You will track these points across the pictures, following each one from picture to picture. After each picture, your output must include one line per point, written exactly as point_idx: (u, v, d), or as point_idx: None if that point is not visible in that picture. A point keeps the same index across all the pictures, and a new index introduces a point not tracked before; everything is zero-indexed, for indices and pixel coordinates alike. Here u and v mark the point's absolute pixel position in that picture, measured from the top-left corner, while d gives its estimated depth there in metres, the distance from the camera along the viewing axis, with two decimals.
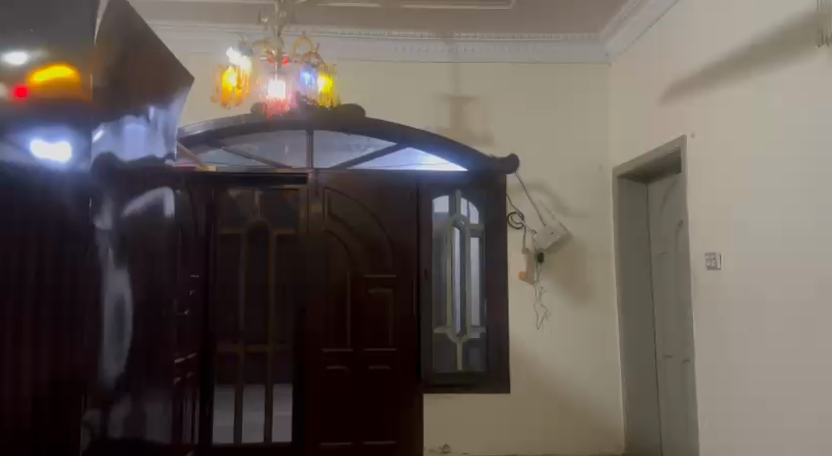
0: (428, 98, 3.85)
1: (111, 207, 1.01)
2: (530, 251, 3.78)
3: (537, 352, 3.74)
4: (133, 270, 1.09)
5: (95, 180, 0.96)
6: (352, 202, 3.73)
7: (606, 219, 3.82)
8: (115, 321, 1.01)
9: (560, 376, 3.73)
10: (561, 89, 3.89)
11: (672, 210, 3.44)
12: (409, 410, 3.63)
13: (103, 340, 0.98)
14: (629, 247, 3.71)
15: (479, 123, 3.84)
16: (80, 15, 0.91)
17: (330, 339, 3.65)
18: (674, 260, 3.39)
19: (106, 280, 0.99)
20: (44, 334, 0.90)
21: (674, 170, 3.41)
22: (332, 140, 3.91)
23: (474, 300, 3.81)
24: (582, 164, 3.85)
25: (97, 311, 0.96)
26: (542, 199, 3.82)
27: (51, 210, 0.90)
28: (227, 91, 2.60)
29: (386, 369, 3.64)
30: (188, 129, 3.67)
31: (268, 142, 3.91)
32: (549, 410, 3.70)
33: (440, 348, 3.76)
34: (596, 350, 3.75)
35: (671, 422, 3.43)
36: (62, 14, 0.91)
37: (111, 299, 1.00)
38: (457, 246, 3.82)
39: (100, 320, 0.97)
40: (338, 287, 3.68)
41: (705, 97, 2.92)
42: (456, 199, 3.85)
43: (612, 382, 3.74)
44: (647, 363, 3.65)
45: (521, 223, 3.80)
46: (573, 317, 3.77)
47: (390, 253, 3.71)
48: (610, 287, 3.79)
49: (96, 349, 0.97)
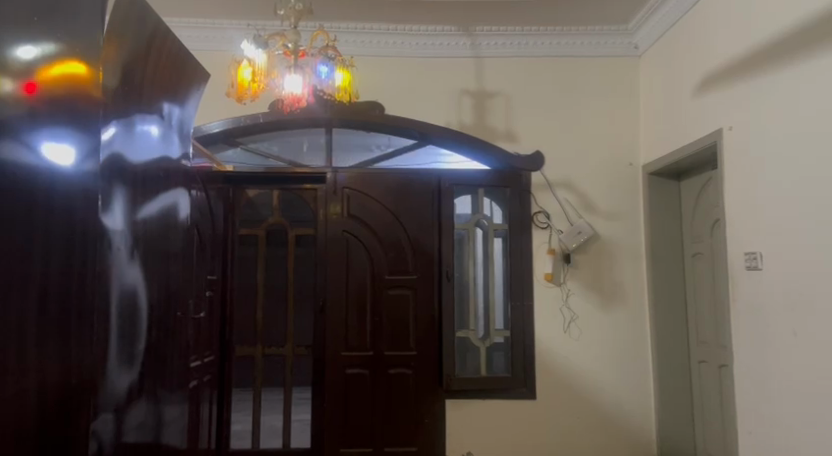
0: (449, 94, 3.74)
1: (121, 204, 1.61)
2: (556, 251, 3.63)
3: (564, 356, 3.60)
4: (136, 264, 1.69)
5: (98, 177, 1.46)
6: (373, 201, 3.65)
7: (636, 218, 3.67)
8: (119, 335, 1.57)
9: (588, 381, 3.59)
10: (587, 84, 3.76)
11: (707, 207, 3.29)
12: (432, 415, 3.53)
13: (110, 356, 1.54)
14: (660, 247, 3.56)
15: (502, 119, 3.72)
16: (93, 17, 1.45)
17: (350, 342, 3.56)
18: (708, 261, 3.25)
19: (122, 269, 1.62)
20: (51, 343, 1.42)
21: (709, 165, 3.26)
22: (352, 138, 3.82)
23: (498, 303, 3.65)
24: (610, 161, 3.71)
25: (117, 317, 1.58)
26: (568, 198, 3.68)
27: (62, 204, 1.42)
28: (243, 86, 2.55)
29: (407, 372, 3.55)
30: (205, 127, 3.58)
31: (286, 141, 3.81)
32: (577, 416, 3.56)
33: (462, 351, 3.59)
34: (626, 355, 3.60)
35: (707, 429, 3.28)
36: (80, 17, 1.44)
37: (117, 296, 1.58)
38: (479, 246, 3.68)
39: (113, 328, 1.56)
40: (358, 288, 3.59)
41: (740, 89, 2.77)
42: (478, 198, 3.68)
43: (643, 388, 3.59)
44: (680, 368, 3.50)
45: (547, 223, 3.67)
46: (601, 320, 3.62)
47: (410, 254, 3.63)
48: (641, 289, 3.64)
49: (114, 351, 1.55)
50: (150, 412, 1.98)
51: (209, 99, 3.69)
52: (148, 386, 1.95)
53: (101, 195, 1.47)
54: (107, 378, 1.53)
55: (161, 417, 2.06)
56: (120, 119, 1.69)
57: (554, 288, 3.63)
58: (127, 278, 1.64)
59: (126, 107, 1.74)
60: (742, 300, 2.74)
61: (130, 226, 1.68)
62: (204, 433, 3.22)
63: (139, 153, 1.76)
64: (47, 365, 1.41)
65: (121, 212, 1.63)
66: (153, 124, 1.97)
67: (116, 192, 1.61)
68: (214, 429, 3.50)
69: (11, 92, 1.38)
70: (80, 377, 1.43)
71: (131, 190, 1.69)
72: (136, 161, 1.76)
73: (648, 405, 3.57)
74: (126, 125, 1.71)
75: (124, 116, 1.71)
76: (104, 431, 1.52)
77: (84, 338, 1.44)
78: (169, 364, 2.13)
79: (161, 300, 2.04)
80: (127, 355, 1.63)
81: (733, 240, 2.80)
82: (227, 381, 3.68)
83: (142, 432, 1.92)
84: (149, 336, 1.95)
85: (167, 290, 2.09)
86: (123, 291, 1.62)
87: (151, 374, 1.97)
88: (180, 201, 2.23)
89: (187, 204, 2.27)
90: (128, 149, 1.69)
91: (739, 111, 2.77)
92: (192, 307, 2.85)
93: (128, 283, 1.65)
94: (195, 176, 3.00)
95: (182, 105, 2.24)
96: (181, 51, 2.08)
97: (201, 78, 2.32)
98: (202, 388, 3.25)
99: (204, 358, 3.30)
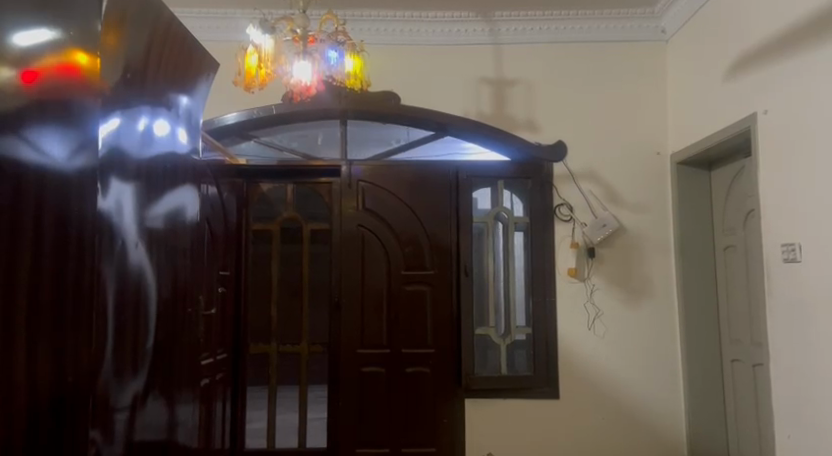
0: (468, 82, 3.61)
1: (115, 184, 1.59)
2: (580, 245, 3.49)
3: (589, 355, 3.45)
4: (113, 272, 1.60)
5: (86, 170, 1.41)
6: (390, 195, 3.54)
7: (664, 210, 3.51)
8: (114, 331, 1.60)
9: (614, 380, 3.43)
10: (612, 70, 3.60)
11: (741, 197, 3.11)
12: (451, 416, 3.41)
13: (107, 362, 1.56)
14: (690, 241, 3.39)
15: (523, 108, 3.58)
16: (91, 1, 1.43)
17: (366, 339, 3.46)
18: (742, 254, 3.07)
19: (128, 253, 1.67)
20: (42, 346, 1.35)
21: (742, 153, 3.08)
22: (368, 131, 3.72)
23: (519, 300, 3.52)
24: (637, 150, 3.54)
25: (114, 317, 1.60)
26: (593, 189, 3.53)
27: (53, 191, 1.37)
28: (250, 74, 2.46)
29: (425, 370, 3.44)
30: (219, 120, 3.50)
31: (301, 134, 3.72)
32: (603, 415, 3.41)
33: (483, 350, 3.48)
34: (654, 353, 3.44)
35: (741, 430, 3.12)
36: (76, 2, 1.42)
37: (111, 288, 1.58)
38: (499, 240, 3.55)
39: (111, 323, 1.58)
40: (374, 285, 3.49)
41: (775, 69, 2.60)
42: (498, 191, 3.57)
43: (672, 388, 3.42)
44: (711, 366, 3.33)
45: (570, 215, 3.52)
46: (627, 316, 3.46)
47: (428, 251, 3.51)
48: (670, 284, 3.47)
49: (127, 349, 1.67)
50: (160, 413, 1.89)
51: (221, 91, 3.62)
52: (156, 385, 1.86)
53: (96, 181, 1.43)
54: (100, 383, 1.53)
55: (174, 416, 2.01)
56: (114, 109, 1.58)
57: (578, 283, 3.48)
58: (131, 268, 1.69)
59: (118, 99, 1.61)
60: (779, 295, 2.57)
61: (109, 220, 1.56)
62: (218, 432, 3.14)
63: (125, 138, 1.65)
64: (38, 364, 1.34)
65: (132, 211, 1.70)
66: (158, 120, 1.89)
67: (124, 189, 1.65)
68: (229, 428, 3.43)
69: (11, 80, 1.32)
70: (76, 377, 1.38)
71: (138, 186, 1.74)
72: (126, 147, 1.66)
73: (678, 405, 3.41)
74: (122, 121, 1.63)
75: (120, 105, 1.61)
76: (117, 428, 1.61)
77: (80, 339, 1.39)
78: (178, 365, 2.03)
79: (169, 297, 1.95)
80: (131, 363, 1.69)
81: (769, 231, 2.63)
82: (241, 380, 3.59)
83: (151, 431, 1.83)
84: (156, 334, 1.86)
85: (174, 287, 1.99)
86: (127, 286, 1.67)
87: (160, 374, 1.89)
88: (186, 201, 2.13)
89: (194, 203, 2.19)
90: (126, 140, 1.65)
91: (775, 92, 2.59)
92: (203, 303, 2.76)
93: (108, 285, 1.56)
94: (206, 170, 2.92)
95: (189, 96, 2.14)
96: (188, 39, 2.00)
97: (209, 69, 2.22)
98: (215, 386, 3.17)
99: (216, 356, 3.22)
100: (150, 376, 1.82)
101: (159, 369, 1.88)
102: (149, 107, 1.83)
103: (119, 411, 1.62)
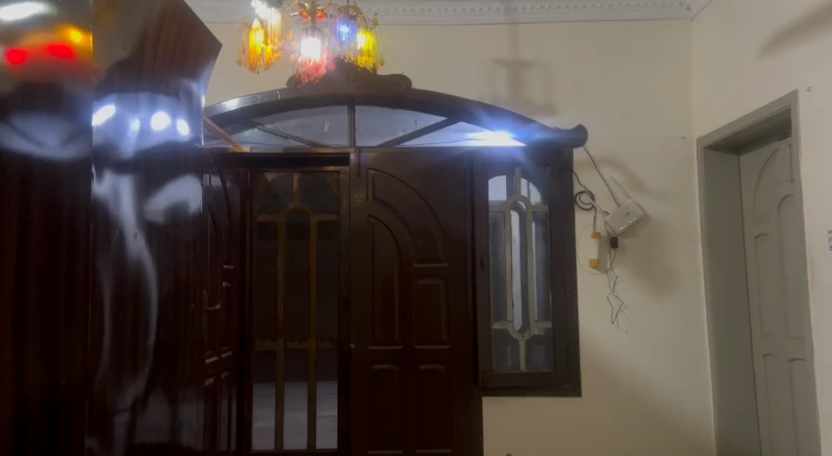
0: (483, 65, 3.43)
1: (109, 175, 1.41)
2: (602, 235, 3.31)
3: (612, 350, 3.29)
4: (107, 265, 1.42)
5: (76, 160, 1.25)
6: (400, 185, 3.37)
7: (690, 197, 3.34)
8: (112, 328, 1.43)
9: (638, 376, 3.27)
10: (634, 51, 3.42)
11: (773, 182, 2.96)
12: (469, 415, 3.25)
13: (103, 358, 1.39)
14: (719, 229, 3.23)
15: (540, 91, 3.41)
16: None
17: (377, 335, 3.30)
18: (775, 243, 2.91)
19: (126, 242, 1.51)
20: (30, 348, 1.16)
21: (776, 135, 2.92)
22: (377, 118, 3.55)
23: (537, 293, 3.36)
24: (661, 134, 3.38)
25: (112, 312, 1.44)
26: (615, 177, 3.36)
27: (43, 169, 1.18)
28: (255, 52, 2.30)
29: (439, 368, 3.28)
30: (219, 106, 3.34)
31: (307, 121, 3.54)
32: (628, 413, 3.25)
33: (500, 346, 3.33)
34: (680, 346, 3.28)
35: (776, 428, 2.96)
36: None
37: (107, 280, 1.42)
38: (515, 229, 3.38)
39: (108, 318, 1.42)
40: (385, 280, 3.33)
41: (817, 43, 2.44)
42: (514, 179, 3.41)
43: (700, 384, 3.27)
44: (742, 361, 3.17)
45: (591, 204, 3.35)
46: (652, 310, 3.30)
47: (441, 242, 3.34)
48: (697, 275, 3.31)
49: (127, 351, 1.51)
50: (164, 413, 1.74)
51: (223, 76, 3.45)
52: (159, 385, 1.70)
53: (91, 165, 1.29)
54: (96, 384, 1.36)
55: (177, 418, 1.84)
56: (110, 92, 1.43)
57: (599, 275, 3.31)
58: (130, 263, 1.53)
59: (113, 82, 1.45)
60: (823, 285, 2.40)
61: (105, 201, 1.40)
62: (223, 433, 2.99)
63: (122, 124, 1.49)
64: (26, 366, 1.16)
65: (131, 202, 1.54)
66: (156, 110, 1.72)
67: (120, 177, 1.48)
68: (234, 428, 3.27)
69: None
70: (69, 378, 1.22)
71: (137, 176, 1.58)
72: (123, 134, 1.49)
73: (707, 402, 3.25)
74: (116, 105, 1.46)
75: (114, 91, 1.45)
76: (117, 432, 1.46)
77: (74, 335, 1.24)
78: (181, 363, 1.87)
79: (171, 294, 1.79)
80: (131, 364, 1.53)
81: (812, 217, 2.47)
82: (246, 377, 3.43)
83: (152, 435, 1.67)
84: (158, 332, 1.70)
85: (176, 281, 1.83)
86: (126, 277, 1.51)
87: (164, 372, 1.74)
88: (189, 195, 1.97)
89: (196, 193, 2.03)
90: (120, 122, 1.48)
91: (818, 68, 2.42)
92: (207, 298, 2.60)
93: (103, 278, 1.41)
94: (209, 159, 2.76)
95: (190, 81, 1.96)
96: (187, 16, 1.83)
97: (210, 53, 2.05)
98: (220, 385, 3.02)
99: (220, 354, 3.04)
100: (151, 376, 1.66)
101: (161, 369, 1.72)
102: (146, 93, 1.66)
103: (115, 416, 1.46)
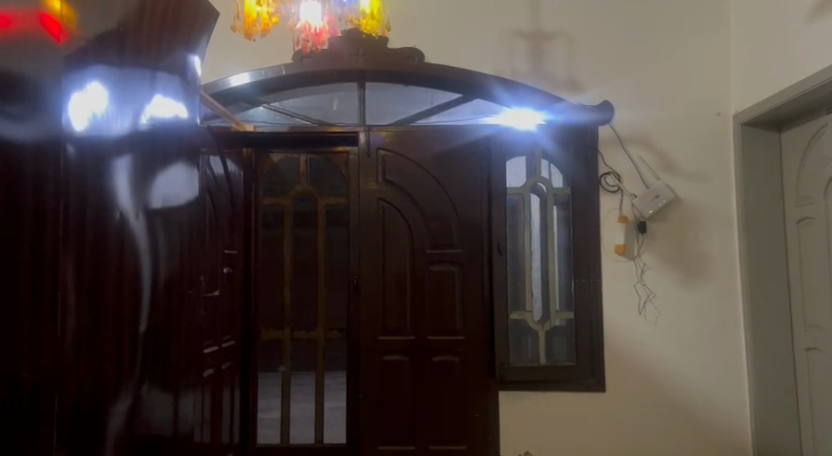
0: (501, 37, 3.21)
1: (75, 150, 1.28)
2: (629, 220, 3.08)
3: (639, 342, 3.06)
4: (85, 250, 1.32)
5: (41, 141, 1.22)
6: (413, 166, 3.16)
7: (726, 178, 3.10)
8: (90, 322, 1.33)
9: (667, 371, 3.05)
10: (665, 21, 3.17)
11: (821, 161, 2.72)
12: (485, 411, 3.05)
13: (76, 342, 1.28)
14: (757, 213, 2.99)
15: (562, 65, 3.18)
16: None
17: (388, 325, 3.11)
18: (822, 227, 2.70)
19: (107, 218, 1.40)
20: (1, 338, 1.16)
21: (825, 108, 2.67)
22: (388, 95, 3.33)
23: (559, 281, 3.14)
24: (693, 112, 3.13)
25: (89, 300, 1.33)
26: (644, 156, 3.12)
27: (26, 149, 1.20)
28: (250, 17, 2.13)
29: (454, 360, 3.09)
30: (221, 82, 3.15)
31: (314, 99, 3.35)
32: (658, 409, 3.02)
33: (518, 337, 3.11)
34: (712, 339, 3.05)
35: (822, 426, 2.73)
36: None
37: (85, 271, 1.32)
38: (535, 213, 3.17)
39: (78, 308, 1.29)
40: (397, 267, 3.13)
41: None
42: (536, 160, 3.17)
43: (735, 379, 3.03)
44: (782, 354, 2.93)
45: (617, 186, 3.11)
46: (684, 299, 3.07)
47: (456, 227, 3.14)
48: (732, 262, 3.07)
49: (108, 338, 1.40)
50: (158, 403, 1.62)
51: (224, 51, 3.25)
52: (151, 377, 1.58)
53: (58, 145, 1.24)
54: (71, 371, 1.27)
55: (176, 411, 1.73)
56: (88, 66, 1.32)
57: (627, 262, 3.09)
58: (111, 238, 1.42)
59: (97, 45, 1.36)
60: None
61: (80, 167, 1.30)
62: (225, 426, 2.84)
63: (99, 96, 1.37)
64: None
65: (128, 187, 1.50)
66: (138, 76, 1.55)
67: (100, 159, 1.37)
68: (237, 423, 3.09)
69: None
70: (34, 370, 1.20)
71: (133, 157, 1.52)
72: (98, 106, 1.36)
73: (742, 398, 3.02)
74: (104, 81, 1.39)
75: (92, 61, 1.34)
76: (108, 428, 1.39)
77: (41, 322, 1.21)
78: (176, 353, 1.74)
79: (166, 281, 1.66)
80: (113, 363, 1.42)
81: None
82: (251, 366, 3.27)
83: (147, 430, 1.55)
84: (149, 320, 1.57)
85: (168, 265, 1.68)
86: (106, 267, 1.40)
87: (158, 362, 1.62)
88: (176, 184, 1.74)
89: (194, 178, 1.89)
90: (94, 93, 1.35)
91: None
92: (205, 284, 2.43)
93: (70, 269, 1.27)
94: (208, 137, 2.58)
95: (190, 53, 1.83)
96: None
97: (212, 22, 1.89)
98: (221, 377, 2.85)
99: (222, 343, 2.89)
100: (142, 367, 1.54)
101: (151, 360, 1.59)
102: (128, 57, 1.50)
103: (96, 417, 1.35)
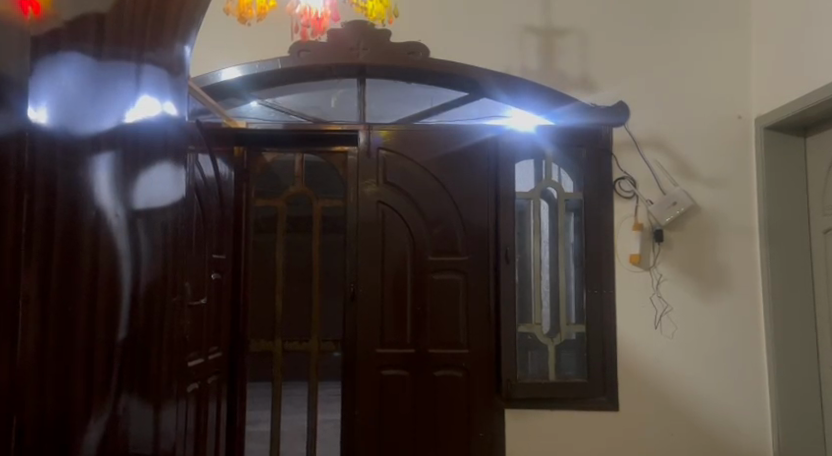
0: (510, 33, 3.04)
1: (39, 146, 1.09)
2: (644, 226, 2.91)
3: (656, 358, 2.88)
4: (51, 256, 1.12)
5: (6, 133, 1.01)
6: (416, 168, 2.97)
7: (747, 186, 2.94)
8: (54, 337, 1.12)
9: (683, 389, 2.87)
10: (683, 19, 3.02)
11: None
12: (490, 429, 2.85)
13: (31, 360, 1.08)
14: (780, 223, 2.83)
15: (575, 63, 3.01)
16: None
17: (387, 336, 2.92)
18: None
19: (80, 214, 1.19)
20: None
21: None
22: (389, 93, 3.14)
23: (570, 292, 2.96)
24: (713, 115, 2.97)
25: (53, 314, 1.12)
26: (660, 161, 2.95)
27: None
28: (246, 2, 1.94)
29: (457, 375, 2.89)
30: (212, 76, 2.95)
31: (311, 95, 3.16)
32: (674, 429, 2.84)
33: (527, 351, 2.91)
34: (732, 356, 2.88)
35: None
36: None
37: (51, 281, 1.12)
38: (545, 219, 2.99)
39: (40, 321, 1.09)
40: (396, 275, 2.93)
41: None
42: (545, 165, 2.99)
43: (756, 397, 2.85)
44: (807, 372, 2.77)
45: (633, 191, 2.93)
46: (702, 312, 2.90)
47: (460, 233, 2.95)
48: (752, 274, 2.90)
49: (79, 356, 1.19)
50: (140, 429, 1.39)
51: (217, 43, 3.06)
52: (132, 399, 1.35)
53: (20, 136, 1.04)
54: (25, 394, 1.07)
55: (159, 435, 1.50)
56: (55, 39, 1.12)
57: (641, 272, 2.91)
58: (86, 244, 1.20)
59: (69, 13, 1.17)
60: None
61: (48, 158, 1.11)
62: (210, 441, 2.65)
63: (68, 85, 1.16)
64: None
65: (110, 187, 1.28)
66: (125, 58, 1.33)
67: (72, 146, 1.17)
68: (223, 439, 2.88)
69: None
70: None
71: (110, 155, 1.29)
72: (66, 96, 1.15)
73: (764, 419, 2.84)
74: (76, 70, 1.18)
75: (61, 33, 1.14)
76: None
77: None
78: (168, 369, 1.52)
79: (154, 288, 1.43)
80: (83, 384, 1.20)
81: None
82: (238, 377, 3.06)
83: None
84: (131, 330, 1.33)
85: (158, 269, 1.45)
86: (80, 275, 1.19)
87: (142, 383, 1.39)
88: (169, 185, 1.53)
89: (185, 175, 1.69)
90: (61, 81, 1.14)
91: None
92: (190, 291, 2.21)
93: (32, 276, 1.07)
94: (196, 131, 2.38)
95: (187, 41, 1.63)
96: None
97: None
98: (206, 389, 2.64)
99: (208, 355, 2.68)
100: (121, 392, 1.30)
101: (136, 381, 1.36)
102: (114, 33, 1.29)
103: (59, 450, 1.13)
